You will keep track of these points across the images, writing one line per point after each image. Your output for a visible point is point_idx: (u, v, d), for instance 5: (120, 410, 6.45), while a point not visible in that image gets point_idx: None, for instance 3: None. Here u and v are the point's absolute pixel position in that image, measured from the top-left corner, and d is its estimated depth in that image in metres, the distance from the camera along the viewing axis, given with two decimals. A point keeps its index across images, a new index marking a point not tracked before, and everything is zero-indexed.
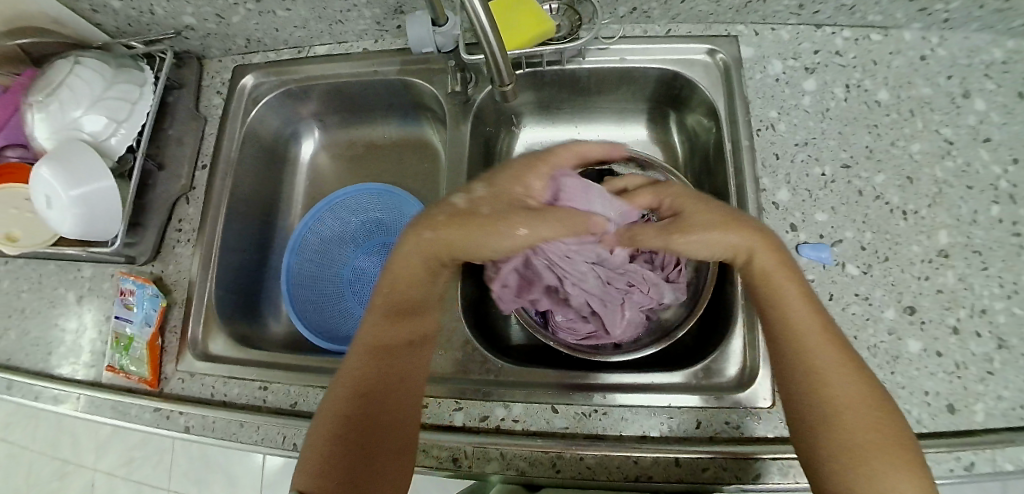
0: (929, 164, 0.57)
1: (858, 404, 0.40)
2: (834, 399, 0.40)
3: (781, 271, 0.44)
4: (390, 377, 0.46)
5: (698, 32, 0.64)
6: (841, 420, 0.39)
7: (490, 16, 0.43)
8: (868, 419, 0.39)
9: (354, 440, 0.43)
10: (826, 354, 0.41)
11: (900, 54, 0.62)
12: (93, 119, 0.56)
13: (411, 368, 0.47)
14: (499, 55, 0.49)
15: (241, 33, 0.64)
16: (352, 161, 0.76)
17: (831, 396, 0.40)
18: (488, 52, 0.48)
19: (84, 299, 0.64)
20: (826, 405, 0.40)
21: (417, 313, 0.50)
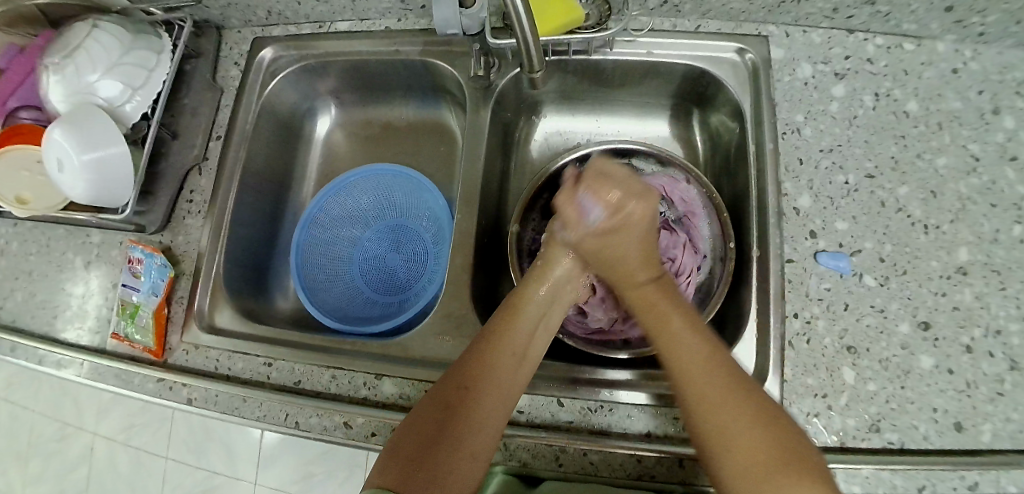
0: (954, 179, 0.56)
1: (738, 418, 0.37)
2: (710, 405, 0.38)
3: (694, 322, 0.42)
4: (477, 378, 0.41)
5: (728, 29, 0.63)
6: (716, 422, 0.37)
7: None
8: (741, 433, 0.36)
9: (426, 442, 0.38)
10: (695, 360, 0.40)
11: (933, 64, 0.60)
12: (109, 85, 0.55)
13: (516, 377, 0.43)
14: (530, 40, 0.48)
15: (263, 4, 0.63)
16: (367, 141, 0.75)
17: (708, 405, 0.38)
18: (520, 37, 0.47)
19: (92, 265, 0.63)
20: (703, 418, 0.38)
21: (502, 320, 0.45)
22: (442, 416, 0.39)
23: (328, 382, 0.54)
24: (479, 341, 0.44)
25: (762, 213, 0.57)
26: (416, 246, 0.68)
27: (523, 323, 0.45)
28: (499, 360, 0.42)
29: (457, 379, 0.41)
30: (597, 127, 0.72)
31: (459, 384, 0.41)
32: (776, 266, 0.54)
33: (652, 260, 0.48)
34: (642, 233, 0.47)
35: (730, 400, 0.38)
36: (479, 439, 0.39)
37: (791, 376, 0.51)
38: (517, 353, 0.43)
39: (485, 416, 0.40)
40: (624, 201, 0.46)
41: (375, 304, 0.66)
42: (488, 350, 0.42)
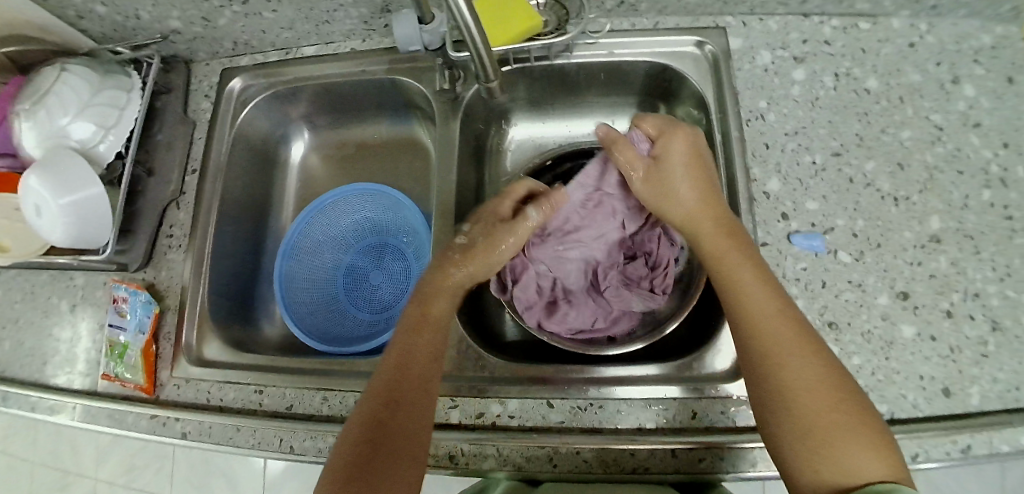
0: (919, 150, 0.57)
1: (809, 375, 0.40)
2: (786, 368, 0.40)
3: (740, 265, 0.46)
4: (400, 389, 0.45)
5: (686, 24, 0.64)
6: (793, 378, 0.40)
7: (473, 13, 0.42)
8: (817, 389, 0.39)
9: (358, 457, 0.41)
10: (774, 320, 0.43)
11: (888, 41, 0.62)
12: (80, 126, 0.55)
13: (425, 404, 0.45)
14: (483, 50, 0.49)
15: (228, 36, 0.64)
16: (343, 161, 0.75)
17: (790, 366, 0.40)
18: (475, 51, 0.49)
19: (78, 307, 0.63)
20: (796, 371, 0.40)
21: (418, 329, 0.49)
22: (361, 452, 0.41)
23: (320, 404, 0.54)
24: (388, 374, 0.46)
25: (734, 199, 0.57)
26: (399, 261, 0.68)
27: (421, 337, 0.48)
28: (405, 393, 0.45)
29: (372, 411, 0.44)
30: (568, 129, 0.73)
31: (374, 417, 0.43)
32: None
33: (709, 196, 0.51)
34: (689, 157, 0.52)
35: (812, 358, 0.40)
36: (394, 471, 0.41)
37: None
38: (421, 380, 0.46)
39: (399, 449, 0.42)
40: (665, 139, 0.54)
41: (362, 323, 0.66)
42: (396, 368, 0.46)
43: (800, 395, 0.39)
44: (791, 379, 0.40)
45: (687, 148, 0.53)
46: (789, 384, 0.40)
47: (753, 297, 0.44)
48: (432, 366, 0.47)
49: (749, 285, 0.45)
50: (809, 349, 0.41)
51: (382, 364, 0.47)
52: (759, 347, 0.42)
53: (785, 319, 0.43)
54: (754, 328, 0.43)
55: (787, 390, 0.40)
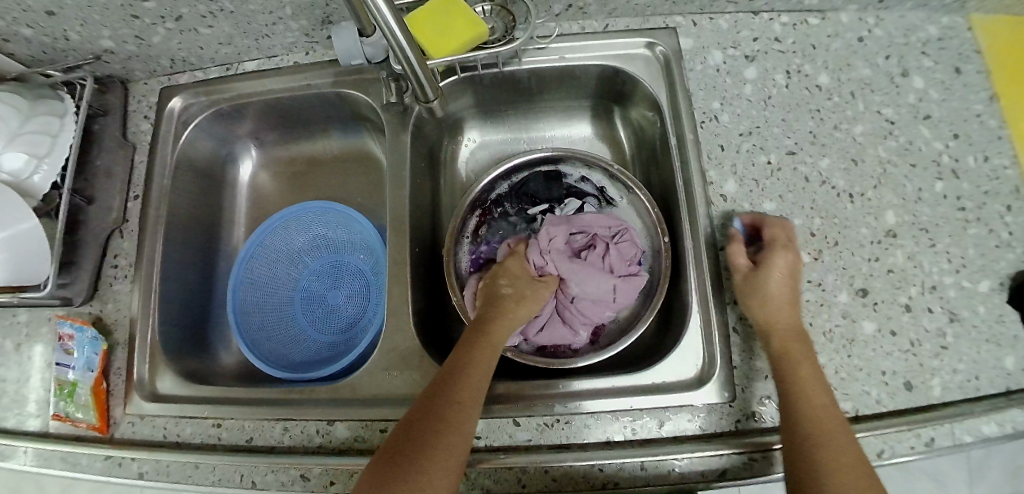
0: (873, 145, 0.58)
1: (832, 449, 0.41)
2: (839, 443, 0.41)
3: (789, 336, 0.47)
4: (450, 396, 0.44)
5: (636, 25, 0.63)
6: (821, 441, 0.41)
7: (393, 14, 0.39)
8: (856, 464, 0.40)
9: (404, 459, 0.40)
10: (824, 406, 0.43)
11: (838, 36, 0.62)
12: (13, 157, 0.52)
13: (468, 419, 0.43)
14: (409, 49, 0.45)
15: (164, 53, 0.61)
16: (295, 178, 0.73)
17: (825, 438, 0.41)
18: (408, 66, 0.48)
19: (23, 345, 0.60)
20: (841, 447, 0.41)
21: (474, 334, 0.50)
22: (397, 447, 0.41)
23: (280, 435, 0.52)
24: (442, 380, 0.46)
25: (691, 203, 0.57)
26: (357, 279, 0.66)
27: (480, 346, 0.49)
28: (452, 403, 0.44)
29: (425, 413, 0.43)
30: (526, 140, 0.73)
31: (422, 414, 0.43)
32: (710, 254, 0.54)
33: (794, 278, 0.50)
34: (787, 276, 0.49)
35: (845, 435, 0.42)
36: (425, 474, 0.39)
37: (740, 361, 0.50)
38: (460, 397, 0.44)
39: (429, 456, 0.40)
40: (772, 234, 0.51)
41: (322, 346, 0.64)
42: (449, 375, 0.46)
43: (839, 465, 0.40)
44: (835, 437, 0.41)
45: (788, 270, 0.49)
46: (827, 454, 0.40)
47: (812, 379, 0.44)
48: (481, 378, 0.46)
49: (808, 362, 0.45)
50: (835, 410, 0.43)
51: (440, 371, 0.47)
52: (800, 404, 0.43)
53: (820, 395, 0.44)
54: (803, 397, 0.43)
55: (833, 462, 0.40)
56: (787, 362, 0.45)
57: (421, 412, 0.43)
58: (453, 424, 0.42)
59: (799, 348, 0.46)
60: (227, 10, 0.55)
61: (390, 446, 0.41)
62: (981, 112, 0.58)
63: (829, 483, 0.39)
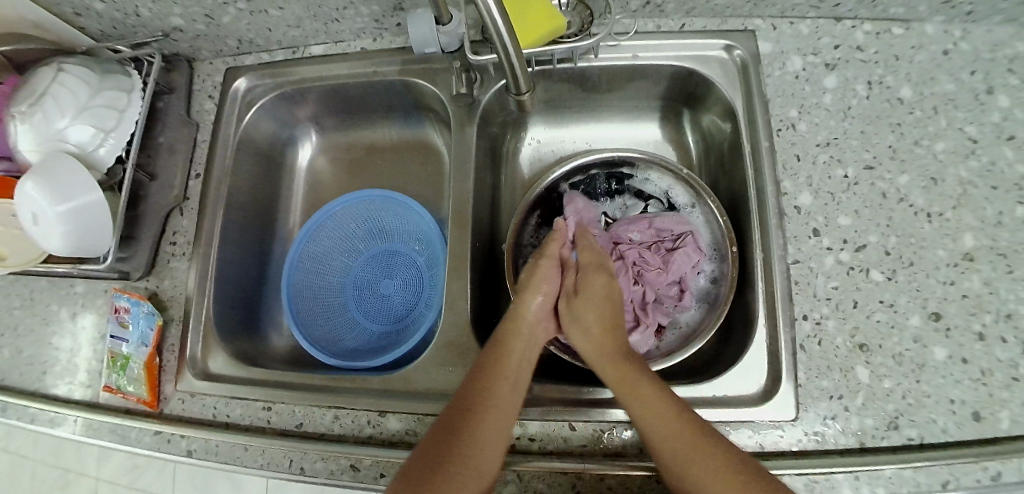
0: (954, 164, 0.55)
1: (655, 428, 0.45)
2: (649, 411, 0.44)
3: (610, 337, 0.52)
4: (480, 414, 0.44)
5: (713, 27, 0.63)
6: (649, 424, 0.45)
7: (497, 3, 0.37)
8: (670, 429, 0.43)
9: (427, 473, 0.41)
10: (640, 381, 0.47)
11: (923, 48, 0.60)
12: (79, 130, 0.52)
13: (493, 441, 0.44)
14: (505, 30, 0.40)
15: (232, 34, 0.61)
16: (352, 165, 0.73)
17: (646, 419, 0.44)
18: (503, 53, 0.44)
19: (78, 315, 0.61)
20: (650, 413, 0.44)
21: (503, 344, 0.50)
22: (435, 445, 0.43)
23: (330, 423, 0.52)
24: (481, 369, 0.48)
25: (764, 215, 0.56)
26: (411, 271, 0.66)
27: (509, 362, 0.49)
28: (480, 423, 0.44)
29: (447, 426, 0.44)
30: (591, 139, 0.73)
31: (449, 427, 0.44)
32: (781, 267, 0.54)
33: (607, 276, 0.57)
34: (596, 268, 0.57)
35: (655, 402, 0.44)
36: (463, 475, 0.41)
37: (805, 379, 0.50)
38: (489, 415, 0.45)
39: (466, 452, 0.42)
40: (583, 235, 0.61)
41: (374, 335, 0.65)
42: (479, 388, 0.46)
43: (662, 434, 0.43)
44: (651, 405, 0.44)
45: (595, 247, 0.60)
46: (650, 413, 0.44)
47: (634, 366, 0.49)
48: (510, 399, 0.46)
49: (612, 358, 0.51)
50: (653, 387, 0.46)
51: (467, 382, 0.48)
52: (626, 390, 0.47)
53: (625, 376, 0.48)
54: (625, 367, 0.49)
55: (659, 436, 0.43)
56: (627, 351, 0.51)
57: (452, 417, 0.45)
58: (493, 425, 0.44)
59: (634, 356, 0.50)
60: None
61: (416, 462, 0.42)
62: None
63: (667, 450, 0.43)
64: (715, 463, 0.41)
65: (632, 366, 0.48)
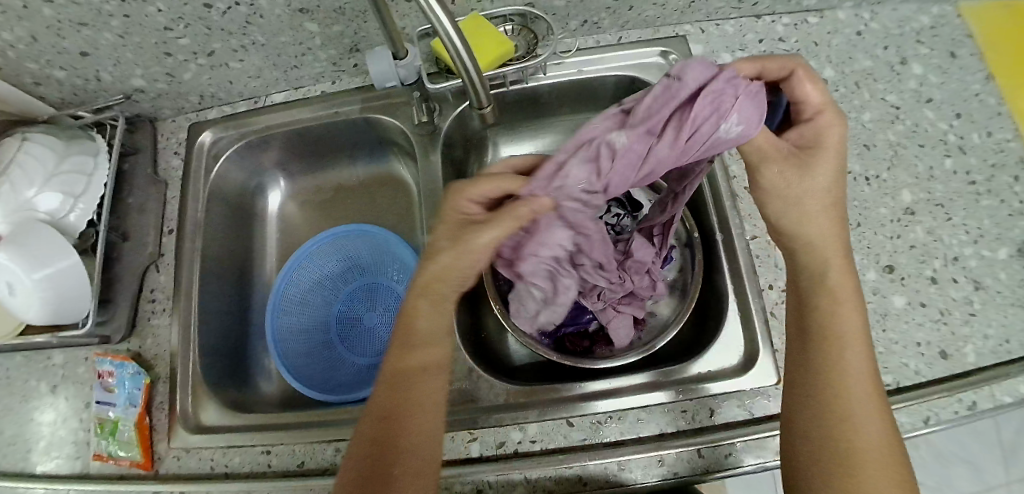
0: (882, 130, 0.60)
1: (875, 444, 0.37)
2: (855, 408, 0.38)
3: (845, 284, 0.41)
4: (402, 397, 0.43)
5: (648, 36, 0.68)
6: (864, 439, 0.37)
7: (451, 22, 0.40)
8: (878, 444, 0.37)
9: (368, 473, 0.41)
10: (855, 363, 0.39)
11: (838, 32, 0.66)
12: (48, 197, 0.53)
13: (425, 417, 0.43)
14: (460, 44, 0.43)
15: (194, 90, 0.63)
16: (323, 206, 0.75)
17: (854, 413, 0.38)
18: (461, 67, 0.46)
19: (59, 387, 0.60)
20: (840, 398, 0.39)
21: (406, 324, 0.45)
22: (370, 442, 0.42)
23: (332, 456, 0.52)
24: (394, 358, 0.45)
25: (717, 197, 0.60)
26: (392, 301, 0.68)
27: (419, 332, 0.45)
28: (407, 410, 0.43)
29: (379, 419, 0.43)
30: (551, 154, 0.76)
31: (380, 420, 0.43)
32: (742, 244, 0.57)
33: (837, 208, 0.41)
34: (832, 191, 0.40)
35: (874, 407, 0.38)
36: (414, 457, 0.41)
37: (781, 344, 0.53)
38: (418, 392, 0.43)
39: (412, 431, 0.42)
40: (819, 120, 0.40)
41: (362, 368, 0.65)
42: (393, 376, 0.44)
43: (848, 420, 0.38)
44: (848, 388, 0.39)
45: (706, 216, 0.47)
46: (838, 405, 0.38)
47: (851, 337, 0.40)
48: (430, 372, 0.44)
49: (850, 328, 0.40)
50: (867, 380, 0.39)
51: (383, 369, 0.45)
52: (824, 362, 0.40)
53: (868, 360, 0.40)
54: (832, 327, 0.40)
55: (848, 425, 0.38)
56: (830, 304, 0.41)
57: (380, 407, 0.43)
58: (425, 400, 0.43)
59: (847, 301, 0.41)
60: (258, 42, 0.57)
61: (354, 459, 0.42)
62: (979, 92, 0.61)
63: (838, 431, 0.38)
64: (877, 461, 0.37)
65: (855, 345, 0.40)
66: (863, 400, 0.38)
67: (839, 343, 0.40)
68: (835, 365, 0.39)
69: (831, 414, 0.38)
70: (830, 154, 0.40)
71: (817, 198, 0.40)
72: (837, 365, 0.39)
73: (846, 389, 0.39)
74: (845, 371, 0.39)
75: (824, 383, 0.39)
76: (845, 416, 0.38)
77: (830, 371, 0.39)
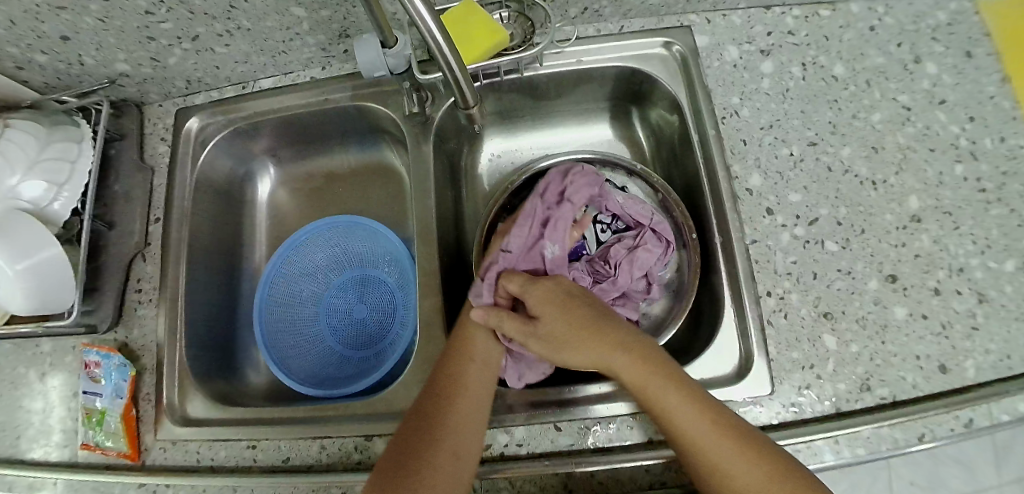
0: (892, 132, 0.58)
1: (760, 483, 0.39)
2: (722, 461, 0.40)
3: (638, 360, 0.45)
4: (455, 389, 0.46)
5: (652, 26, 0.65)
6: (741, 477, 0.39)
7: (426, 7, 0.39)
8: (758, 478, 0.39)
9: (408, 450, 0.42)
10: (694, 417, 0.42)
11: (850, 27, 0.63)
12: (31, 186, 0.51)
13: (470, 410, 0.45)
14: (435, 28, 0.42)
15: (179, 75, 0.62)
16: (313, 193, 0.73)
17: (722, 464, 0.40)
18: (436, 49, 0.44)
19: (48, 375, 0.60)
20: (702, 456, 0.41)
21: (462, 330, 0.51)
22: (423, 412, 0.45)
23: (317, 454, 0.52)
24: (452, 357, 0.49)
25: (718, 197, 0.58)
26: (382, 292, 0.67)
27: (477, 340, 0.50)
28: (455, 398, 0.45)
29: (427, 404, 0.45)
30: (547, 144, 0.74)
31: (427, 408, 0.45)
32: (741, 248, 0.55)
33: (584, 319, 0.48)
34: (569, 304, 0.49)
35: (735, 447, 0.40)
36: (458, 439, 0.43)
37: (777, 354, 0.51)
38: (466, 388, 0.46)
39: (457, 419, 0.44)
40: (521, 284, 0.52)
41: (351, 361, 0.65)
42: (449, 371, 0.48)
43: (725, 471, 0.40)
44: (705, 441, 0.41)
45: (553, 293, 0.50)
46: (709, 463, 0.40)
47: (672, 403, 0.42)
48: (480, 372, 0.48)
49: (670, 401, 0.42)
50: (713, 424, 0.41)
51: (439, 364, 0.49)
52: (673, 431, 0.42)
53: (694, 399, 0.42)
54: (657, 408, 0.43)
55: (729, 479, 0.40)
56: (639, 387, 0.44)
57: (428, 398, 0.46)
58: (472, 392, 0.46)
59: (654, 377, 0.44)
60: (244, 27, 0.55)
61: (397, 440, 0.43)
62: (994, 95, 0.58)
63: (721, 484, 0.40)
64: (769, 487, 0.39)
65: (678, 401, 0.42)
66: (720, 447, 0.40)
67: (657, 410, 0.43)
68: (684, 435, 0.42)
69: (711, 475, 0.41)
70: (536, 295, 0.50)
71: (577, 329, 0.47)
72: (670, 434, 0.42)
73: (694, 440, 0.41)
74: (689, 431, 0.41)
75: (684, 450, 0.42)
76: (708, 463, 0.41)
77: (685, 439, 0.42)
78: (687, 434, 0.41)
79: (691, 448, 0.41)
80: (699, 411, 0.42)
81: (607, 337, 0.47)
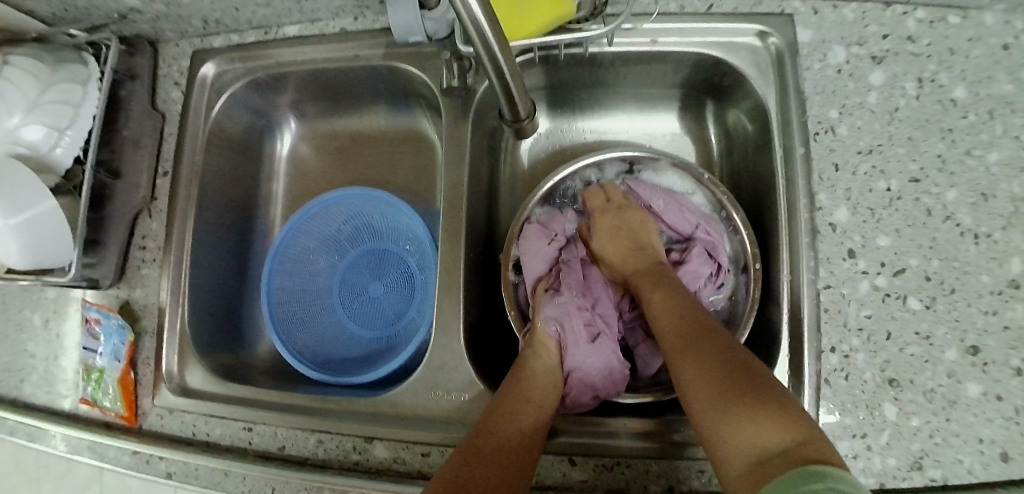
0: (1007, 178, 0.49)
1: (714, 388, 0.35)
2: (683, 362, 0.39)
3: (659, 298, 0.47)
4: (519, 426, 0.43)
5: (746, 8, 0.55)
6: (695, 381, 0.37)
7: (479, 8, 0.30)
8: (711, 378, 0.36)
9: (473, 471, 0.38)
10: (672, 333, 0.42)
11: (980, 40, 0.53)
12: (32, 129, 0.47)
13: (527, 453, 0.42)
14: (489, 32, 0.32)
15: (196, 13, 0.55)
16: (336, 154, 0.67)
17: (680, 373, 0.39)
18: (489, 57, 0.35)
19: (52, 322, 0.58)
20: (679, 364, 0.39)
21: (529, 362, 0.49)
22: (485, 435, 0.42)
23: (314, 447, 0.50)
24: (518, 391, 0.46)
25: (792, 229, 0.51)
26: (400, 274, 0.62)
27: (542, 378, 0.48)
28: (517, 436, 0.42)
29: (489, 428, 0.42)
30: (599, 132, 0.67)
31: (489, 433, 0.42)
32: (811, 290, 0.49)
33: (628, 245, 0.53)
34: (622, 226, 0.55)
35: (695, 352, 0.38)
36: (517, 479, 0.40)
37: (827, 416, 0.46)
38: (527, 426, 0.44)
39: (517, 457, 0.41)
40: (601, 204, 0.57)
41: (362, 343, 0.61)
42: (515, 403, 0.45)
43: (689, 380, 0.37)
44: (682, 355, 0.39)
45: (615, 225, 0.55)
46: (677, 371, 0.39)
47: (662, 324, 0.44)
48: (542, 417, 0.45)
49: (659, 316, 0.45)
50: (690, 339, 0.40)
51: (502, 393, 0.46)
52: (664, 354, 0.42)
53: (685, 322, 0.42)
54: (660, 329, 0.44)
55: (688, 390, 0.37)
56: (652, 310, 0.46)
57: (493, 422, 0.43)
58: (532, 435, 0.43)
59: (655, 303, 0.46)
60: None
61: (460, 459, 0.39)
62: None
63: (683, 390, 0.37)
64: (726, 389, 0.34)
65: (664, 320, 0.44)
66: (688, 355, 0.39)
67: (657, 329, 0.44)
68: (666, 351, 0.41)
69: (679, 388, 0.38)
70: (608, 222, 0.56)
71: (614, 246, 0.54)
72: (665, 345, 0.42)
73: (673, 351, 0.40)
74: (670, 346, 0.41)
75: (668, 365, 0.41)
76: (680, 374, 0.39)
77: (669, 353, 0.41)
78: (671, 350, 0.41)
79: (669, 362, 0.40)
80: (682, 327, 0.42)
81: (664, 291, 0.47)
